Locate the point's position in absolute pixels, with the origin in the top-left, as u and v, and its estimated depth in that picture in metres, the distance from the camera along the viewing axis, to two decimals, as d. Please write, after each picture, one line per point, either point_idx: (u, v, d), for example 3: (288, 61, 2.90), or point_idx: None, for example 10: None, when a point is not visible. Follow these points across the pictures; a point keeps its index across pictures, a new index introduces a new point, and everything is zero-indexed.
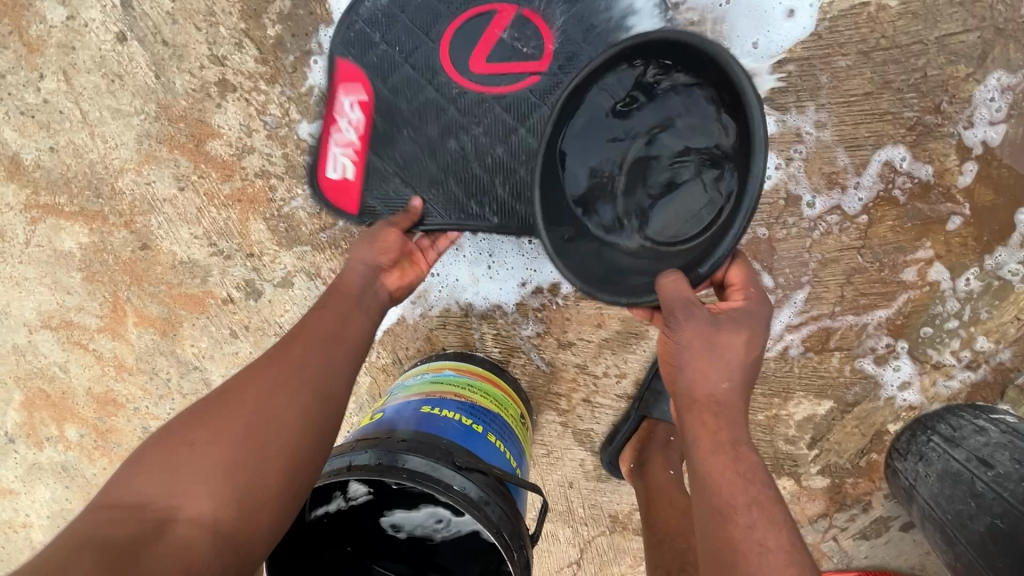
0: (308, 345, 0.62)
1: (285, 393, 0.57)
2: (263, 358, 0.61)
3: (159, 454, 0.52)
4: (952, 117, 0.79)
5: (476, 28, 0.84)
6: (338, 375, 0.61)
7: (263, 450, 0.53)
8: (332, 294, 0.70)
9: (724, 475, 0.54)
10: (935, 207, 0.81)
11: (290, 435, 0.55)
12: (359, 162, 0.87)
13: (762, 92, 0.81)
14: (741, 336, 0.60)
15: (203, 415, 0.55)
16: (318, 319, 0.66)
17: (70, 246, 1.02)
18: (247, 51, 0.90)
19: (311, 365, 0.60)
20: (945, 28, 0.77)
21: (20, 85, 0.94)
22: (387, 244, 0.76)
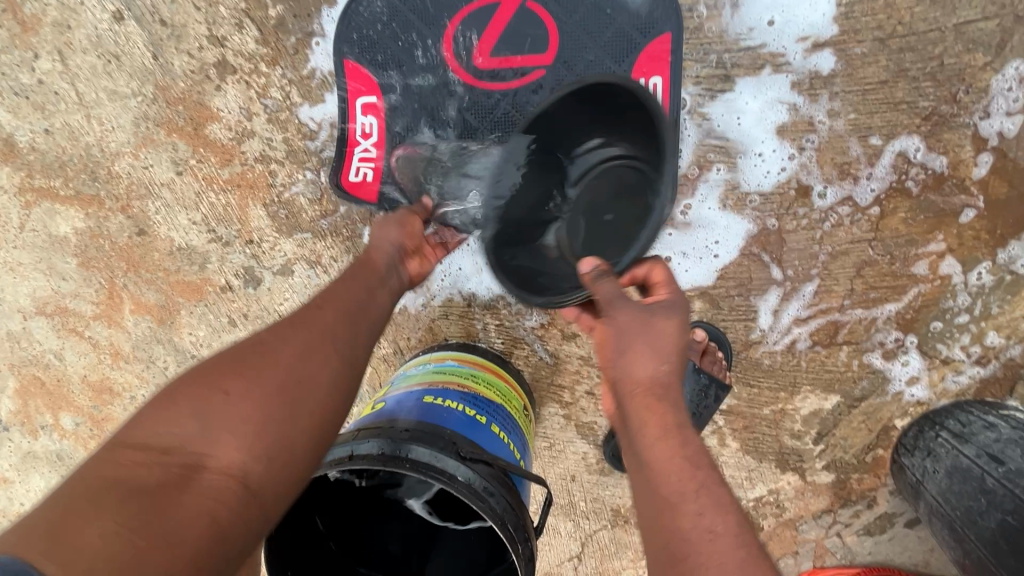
0: (339, 310, 0.61)
1: (316, 352, 0.56)
2: (296, 314, 0.59)
3: (184, 397, 0.50)
4: (968, 107, 0.77)
5: (479, 21, 0.84)
6: (365, 347, 0.60)
7: (293, 409, 0.52)
8: (360, 264, 0.69)
9: (671, 462, 0.48)
10: (949, 199, 0.80)
11: (319, 398, 0.54)
12: (373, 158, 0.88)
13: (776, 79, 0.80)
14: (675, 321, 0.57)
15: (231, 364, 0.53)
16: (346, 287, 0.64)
17: (65, 231, 1.01)
18: (247, 32, 0.88)
19: (340, 331, 0.59)
20: (963, 15, 0.76)
21: (14, 65, 0.92)
22: (413, 231, 0.74)
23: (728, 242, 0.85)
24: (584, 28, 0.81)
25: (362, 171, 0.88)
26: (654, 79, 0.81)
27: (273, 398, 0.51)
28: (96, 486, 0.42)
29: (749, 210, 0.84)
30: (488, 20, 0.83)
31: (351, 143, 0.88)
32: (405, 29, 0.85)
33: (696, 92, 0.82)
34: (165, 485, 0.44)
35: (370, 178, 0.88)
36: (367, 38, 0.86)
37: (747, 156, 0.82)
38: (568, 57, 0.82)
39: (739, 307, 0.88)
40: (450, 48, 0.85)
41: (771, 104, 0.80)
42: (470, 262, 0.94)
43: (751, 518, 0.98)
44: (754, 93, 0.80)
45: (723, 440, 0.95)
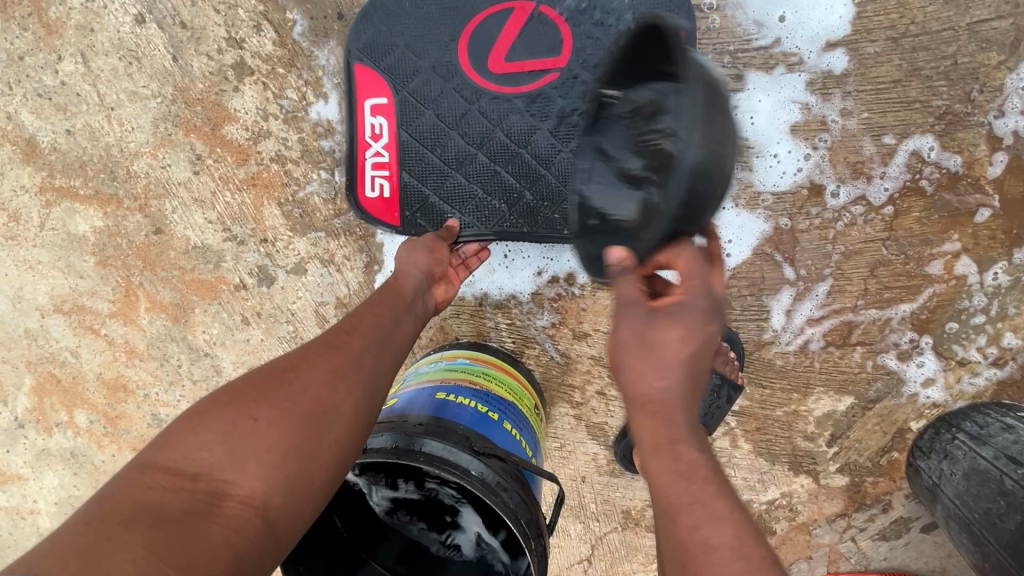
0: (366, 338, 0.62)
1: (343, 383, 0.56)
2: (324, 339, 0.60)
3: (214, 420, 0.50)
4: (983, 106, 0.77)
5: (491, 27, 0.84)
6: (389, 375, 0.62)
7: (317, 442, 0.52)
8: (387, 290, 0.71)
9: (661, 479, 0.46)
10: (963, 198, 0.79)
11: (344, 428, 0.55)
12: (388, 172, 0.88)
13: (789, 77, 0.80)
14: (677, 330, 0.51)
15: (262, 388, 0.53)
16: (378, 311, 0.66)
17: (84, 230, 1.02)
18: (265, 34, 0.90)
19: (368, 358, 0.60)
20: (977, 14, 0.76)
21: (38, 67, 0.94)
22: (439, 257, 0.79)
23: (741, 241, 0.85)
24: (597, 33, 0.82)
25: (376, 181, 0.88)
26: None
27: (300, 427, 0.52)
28: (123, 510, 0.42)
29: (762, 209, 0.84)
30: (501, 26, 0.84)
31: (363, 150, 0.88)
32: (420, 35, 0.86)
33: None
34: (190, 514, 0.44)
35: (387, 191, 0.88)
36: (382, 39, 0.87)
37: (762, 156, 0.82)
38: (583, 60, 0.83)
39: (751, 306, 0.88)
40: (464, 52, 0.86)
41: (783, 103, 0.81)
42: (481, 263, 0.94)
43: (763, 521, 0.97)
44: (766, 92, 0.81)
45: (735, 442, 0.94)
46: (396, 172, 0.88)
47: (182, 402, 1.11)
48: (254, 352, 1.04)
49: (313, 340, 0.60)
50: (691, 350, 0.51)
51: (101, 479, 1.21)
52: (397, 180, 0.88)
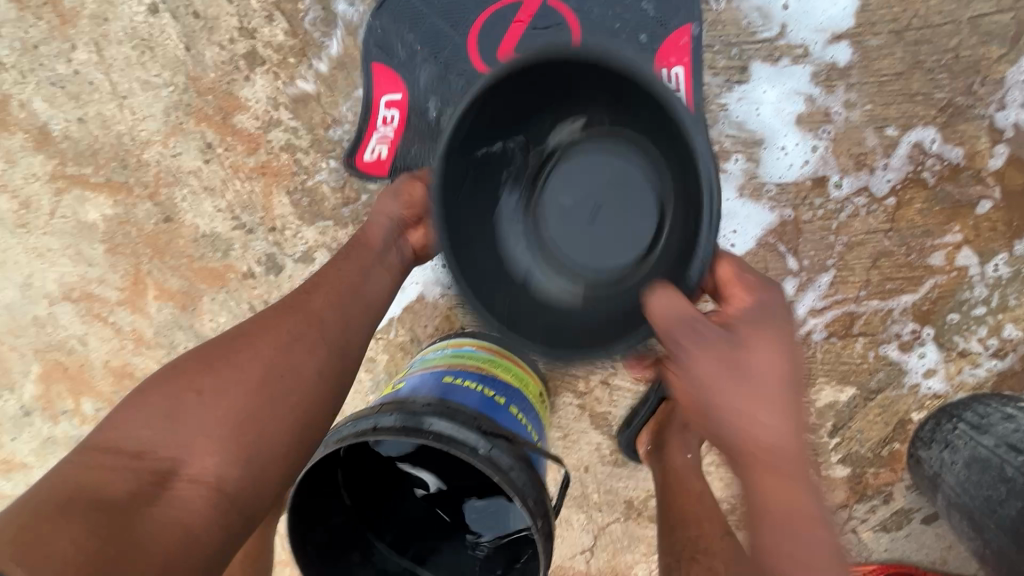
0: (326, 299, 0.68)
1: (299, 347, 0.63)
2: (282, 306, 0.67)
3: (166, 397, 0.57)
4: (984, 99, 0.78)
5: (501, 21, 0.86)
6: (351, 339, 0.68)
7: (270, 405, 0.59)
8: (355, 244, 0.76)
9: (790, 520, 0.53)
10: (965, 190, 0.80)
11: (299, 393, 0.61)
12: (389, 140, 0.91)
13: (794, 66, 0.81)
14: (767, 347, 0.58)
15: (212, 361, 0.60)
16: (338, 270, 0.72)
17: (94, 218, 1.03)
18: (277, 24, 0.91)
19: (326, 320, 0.66)
20: (978, 8, 0.77)
21: (52, 56, 0.96)
22: (412, 198, 0.79)
23: (746, 232, 0.86)
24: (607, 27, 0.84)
25: (377, 149, 0.91)
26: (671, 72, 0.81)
27: (251, 396, 0.59)
28: (64, 492, 0.48)
29: (767, 200, 0.85)
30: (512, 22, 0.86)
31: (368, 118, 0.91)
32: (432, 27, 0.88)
33: (712, 82, 0.83)
34: (139, 497, 0.50)
35: (383, 154, 0.91)
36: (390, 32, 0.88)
37: (770, 148, 0.83)
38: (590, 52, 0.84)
39: None
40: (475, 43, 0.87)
41: (788, 94, 0.82)
42: None
43: None
44: (770, 82, 0.82)
45: None
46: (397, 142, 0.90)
47: None
48: None
49: (271, 308, 0.67)
50: (784, 362, 0.58)
51: None
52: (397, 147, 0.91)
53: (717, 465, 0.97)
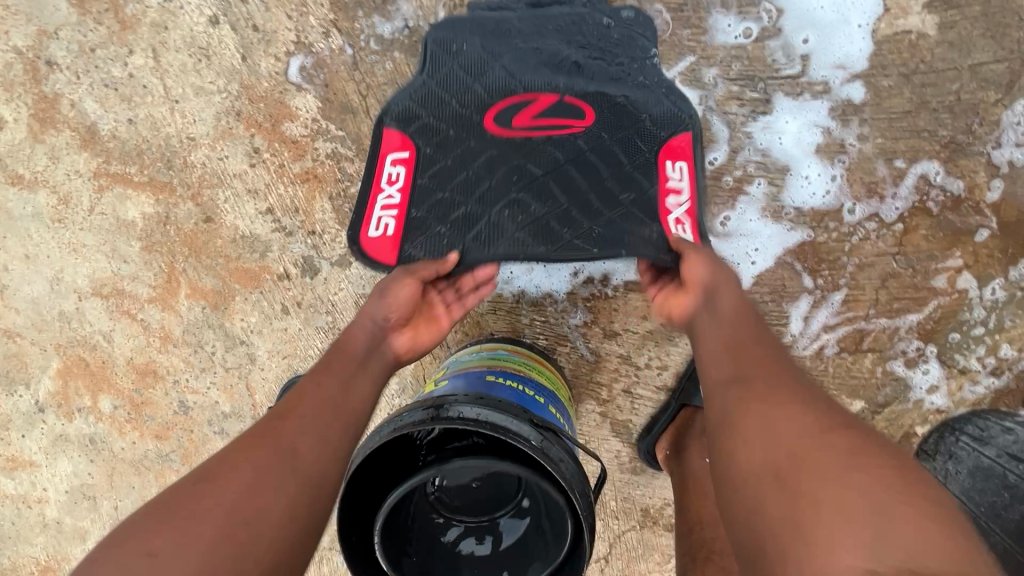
0: (304, 418, 0.64)
1: (273, 480, 0.57)
2: (256, 431, 0.62)
3: (107, 568, 0.47)
4: (982, 138, 0.86)
5: (522, 108, 0.88)
6: (331, 467, 0.62)
7: (241, 552, 0.51)
8: (336, 354, 0.73)
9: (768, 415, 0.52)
10: (965, 219, 0.88)
11: (271, 537, 0.54)
12: (396, 212, 0.86)
13: (816, 102, 0.89)
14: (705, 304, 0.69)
15: (164, 512, 0.52)
16: (317, 386, 0.68)
17: (133, 215, 1.06)
18: (334, 40, 0.96)
19: (302, 446, 0.61)
20: (977, 57, 0.86)
21: (109, 59, 1.00)
22: (401, 297, 0.78)
23: (767, 250, 0.92)
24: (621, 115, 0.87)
25: (382, 223, 0.85)
26: (680, 164, 0.85)
27: (207, 550, 0.50)
28: None
29: (787, 220, 0.91)
30: (528, 102, 0.88)
31: (376, 193, 0.86)
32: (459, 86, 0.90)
33: (739, 112, 0.90)
34: None
35: (390, 229, 0.85)
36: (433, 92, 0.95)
37: (793, 175, 0.90)
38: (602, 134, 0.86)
39: (772, 312, 0.94)
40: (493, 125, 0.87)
41: (809, 127, 0.89)
42: (521, 261, 0.99)
43: None
44: (792, 114, 0.89)
45: None
46: (406, 212, 0.86)
47: (212, 388, 1.14)
48: (290, 341, 1.08)
49: (241, 436, 0.62)
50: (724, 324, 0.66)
51: (117, 466, 1.23)
52: (406, 218, 0.85)
53: None
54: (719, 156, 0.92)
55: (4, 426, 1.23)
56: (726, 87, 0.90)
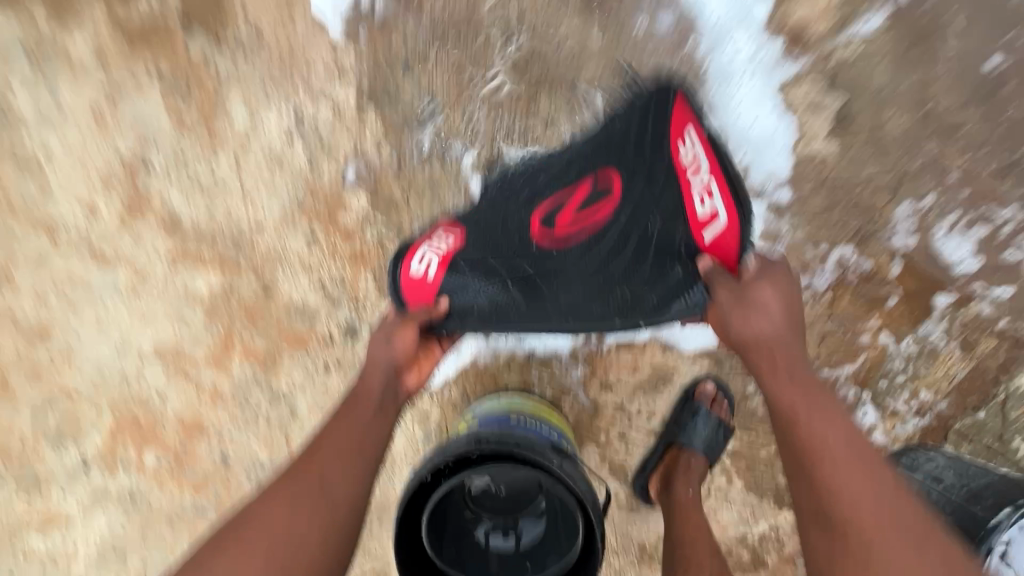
0: (329, 455, 0.83)
1: (304, 504, 0.78)
2: (293, 467, 0.84)
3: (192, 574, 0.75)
4: (883, 229, 1.11)
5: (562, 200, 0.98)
6: (353, 485, 0.82)
7: (285, 558, 0.75)
8: (356, 395, 0.91)
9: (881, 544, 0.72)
10: (879, 289, 1.12)
11: (309, 544, 0.76)
12: (439, 260, 0.98)
13: (760, 200, 1.14)
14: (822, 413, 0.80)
15: (226, 537, 0.78)
16: (338, 428, 0.87)
17: (201, 288, 1.25)
18: (382, 150, 1.21)
19: (328, 476, 0.81)
20: (870, 171, 1.11)
21: (197, 163, 1.23)
22: (405, 343, 0.93)
23: None
24: (641, 168, 0.95)
25: (422, 271, 0.98)
26: (691, 137, 0.92)
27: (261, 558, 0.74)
28: None
29: None
30: (564, 200, 0.98)
31: (422, 245, 1.01)
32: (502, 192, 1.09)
33: None
34: None
35: (427, 276, 0.97)
36: (462, 193, 1.21)
37: None
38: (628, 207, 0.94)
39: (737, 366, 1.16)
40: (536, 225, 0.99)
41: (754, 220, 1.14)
42: None
43: (757, 553, 1.18)
44: None
45: (730, 478, 1.17)
46: (443, 268, 0.97)
47: (253, 440, 1.28)
48: (330, 396, 1.25)
49: (286, 469, 0.84)
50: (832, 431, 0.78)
51: (153, 517, 1.32)
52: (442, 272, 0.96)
53: (715, 509, 1.18)
54: None
55: (45, 482, 1.32)
56: None
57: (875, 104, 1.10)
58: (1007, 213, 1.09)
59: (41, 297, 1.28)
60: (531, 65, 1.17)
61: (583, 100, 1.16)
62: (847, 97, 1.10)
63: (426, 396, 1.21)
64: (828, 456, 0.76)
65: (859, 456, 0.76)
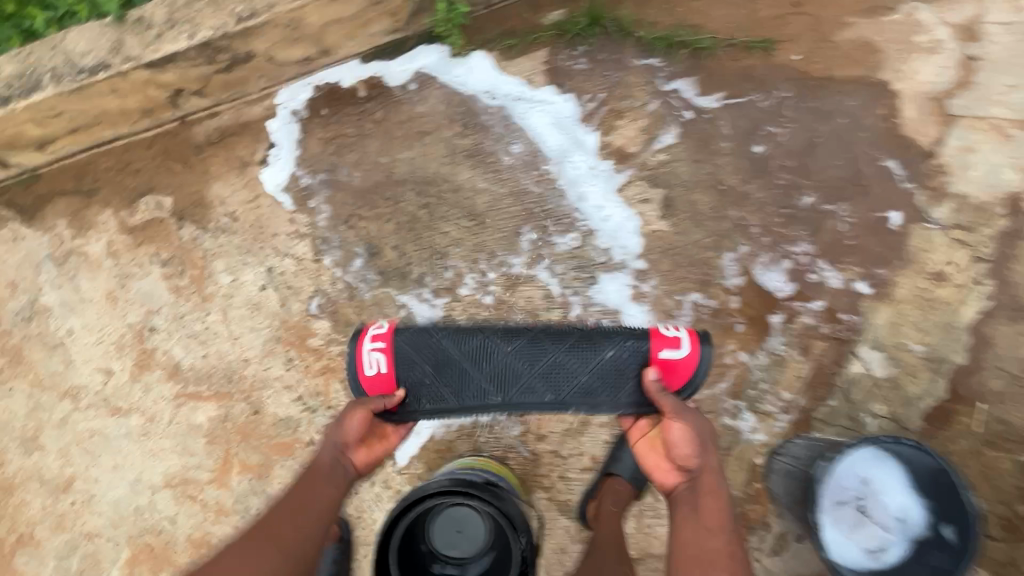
0: (286, 513, 1.07)
1: (260, 551, 1.02)
2: (259, 523, 1.08)
3: None
4: (718, 275, 1.49)
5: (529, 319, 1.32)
6: (302, 541, 1.04)
7: None
8: (314, 468, 1.14)
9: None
10: (727, 320, 1.47)
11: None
12: (384, 353, 1.24)
13: (628, 270, 1.51)
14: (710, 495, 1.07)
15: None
16: (295, 494, 1.10)
17: (201, 419, 1.52)
18: (336, 283, 1.55)
19: (284, 529, 1.05)
20: (697, 236, 1.51)
21: (192, 320, 1.56)
22: (350, 425, 1.15)
23: None
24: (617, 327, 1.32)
25: (374, 366, 1.23)
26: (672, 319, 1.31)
27: None
28: None
29: None
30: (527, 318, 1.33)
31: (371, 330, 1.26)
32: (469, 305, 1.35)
33: (582, 285, 1.51)
34: None
35: (380, 369, 1.23)
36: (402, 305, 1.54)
37: (625, 314, 1.50)
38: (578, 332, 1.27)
39: None
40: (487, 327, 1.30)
41: (623, 286, 1.50)
42: None
43: None
44: (610, 281, 1.51)
45: (657, 496, 1.42)
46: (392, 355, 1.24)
47: None
48: None
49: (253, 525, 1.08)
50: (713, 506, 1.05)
51: None
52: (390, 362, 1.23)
53: (651, 525, 1.41)
54: (576, 310, 1.51)
55: None
56: (569, 272, 1.52)
57: (687, 190, 1.52)
58: (801, 248, 1.48)
59: (65, 454, 1.53)
60: (438, 203, 1.56)
61: (479, 222, 1.54)
62: (666, 189, 1.53)
63: (398, 475, 1.46)
64: (715, 558, 0.99)
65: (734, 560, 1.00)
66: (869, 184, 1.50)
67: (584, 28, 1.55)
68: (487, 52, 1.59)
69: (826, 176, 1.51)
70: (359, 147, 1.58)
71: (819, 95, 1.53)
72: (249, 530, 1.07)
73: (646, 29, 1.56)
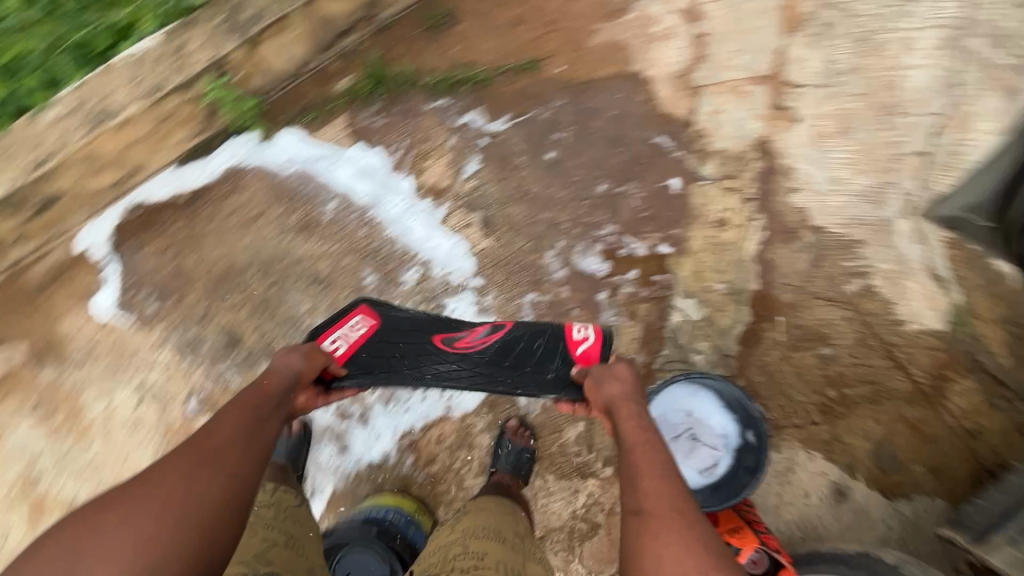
0: (228, 434, 0.99)
1: (203, 470, 0.91)
2: (193, 440, 0.97)
3: (92, 512, 0.86)
4: (545, 273, 1.70)
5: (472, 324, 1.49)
6: (246, 464, 0.96)
7: (177, 518, 0.85)
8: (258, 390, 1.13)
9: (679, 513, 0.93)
10: (562, 309, 1.69)
11: (211, 502, 0.89)
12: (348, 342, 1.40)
13: (469, 288, 1.70)
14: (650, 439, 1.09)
15: (109, 499, 0.87)
16: (233, 416, 1.03)
17: None
18: (210, 378, 1.64)
19: (229, 446, 0.97)
20: (518, 244, 1.71)
21: (77, 455, 1.61)
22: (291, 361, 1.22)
23: None
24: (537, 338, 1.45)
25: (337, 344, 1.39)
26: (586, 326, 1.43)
27: (154, 519, 0.84)
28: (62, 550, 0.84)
29: None
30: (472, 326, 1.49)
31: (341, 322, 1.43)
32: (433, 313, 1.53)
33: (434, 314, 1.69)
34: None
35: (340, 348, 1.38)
36: None
37: None
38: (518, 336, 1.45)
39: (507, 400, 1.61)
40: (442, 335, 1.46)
41: (469, 304, 1.70)
42: (363, 449, 1.60)
43: (590, 519, 1.58)
44: (457, 302, 1.70)
45: (544, 477, 1.60)
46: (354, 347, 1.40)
47: None
48: None
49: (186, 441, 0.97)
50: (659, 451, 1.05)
51: None
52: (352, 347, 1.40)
53: (545, 503, 1.59)
54: None
55: None
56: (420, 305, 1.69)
57: (500, 207, 1.71)
58: (607, 230, 1.71)
59: None
60: (284, 277, 1.67)
61: (326, 285, 1.68)
62: (483, 211, 1.71)
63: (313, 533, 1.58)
64: (658, 502, 0.95)
65: (683, 507, 0.94)
66: (647, 160, 1.74)
67: (370, 87, 1.70)
68: (293, 125, 1.70)
69: (612, 163, 1.73)
70: (194, 249, 1.67)
71: (589, 95, 1.75)
72: (191, 441, 0.96)
73: (428, 75, 1.72)
